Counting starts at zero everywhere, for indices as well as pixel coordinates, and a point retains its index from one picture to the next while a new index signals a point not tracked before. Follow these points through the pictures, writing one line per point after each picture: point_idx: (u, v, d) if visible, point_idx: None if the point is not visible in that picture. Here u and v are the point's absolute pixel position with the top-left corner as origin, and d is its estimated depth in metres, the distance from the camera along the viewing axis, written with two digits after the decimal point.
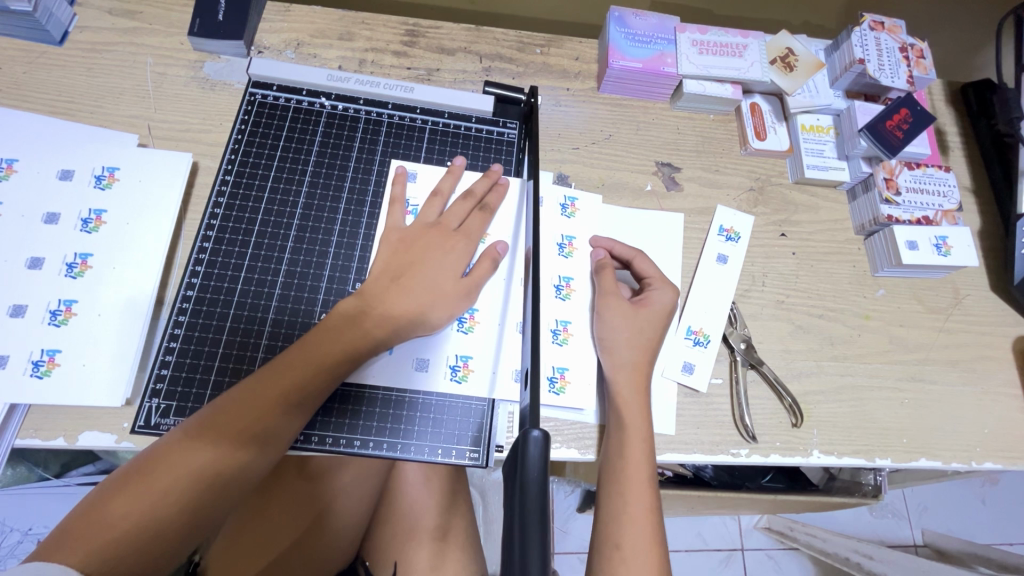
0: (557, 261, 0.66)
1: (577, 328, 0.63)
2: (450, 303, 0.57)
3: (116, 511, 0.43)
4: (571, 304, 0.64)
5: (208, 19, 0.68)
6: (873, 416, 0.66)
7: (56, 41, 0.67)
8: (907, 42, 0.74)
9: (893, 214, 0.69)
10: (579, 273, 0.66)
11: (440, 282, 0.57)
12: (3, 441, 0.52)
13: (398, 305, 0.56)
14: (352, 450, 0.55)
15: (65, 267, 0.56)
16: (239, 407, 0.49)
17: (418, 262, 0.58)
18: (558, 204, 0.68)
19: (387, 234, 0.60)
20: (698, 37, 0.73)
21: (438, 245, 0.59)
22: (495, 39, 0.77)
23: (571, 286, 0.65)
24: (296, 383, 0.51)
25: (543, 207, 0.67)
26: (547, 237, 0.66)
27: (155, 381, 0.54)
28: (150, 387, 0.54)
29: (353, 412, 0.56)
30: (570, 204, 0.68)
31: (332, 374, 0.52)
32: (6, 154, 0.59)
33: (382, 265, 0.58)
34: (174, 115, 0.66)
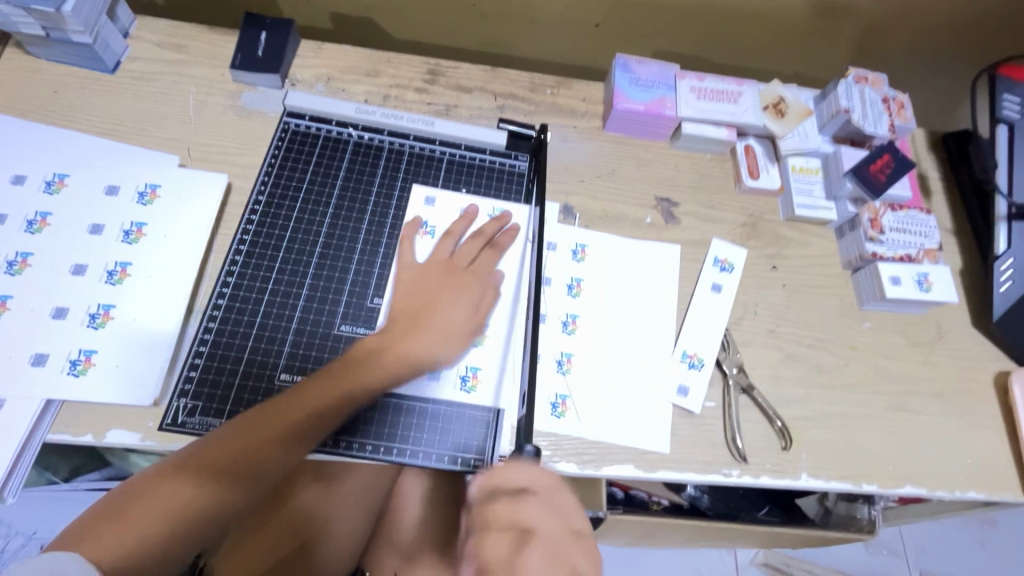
0: (564, 299, 0.70)
1: (581, 360, 0.67)
2: (464, 337, 0.62)
3: (137, 515, 0.48)
4: (577, 339, 0.68)
5: (248, 55, 0.75)
6: (859, 442, 0.68)
7: (109, 69, 0.74)
8: (888, 94, 0.81)
9: (877, 251, 0.74)
10: (586, 311, 0.70)
11: (452, 319, 0.62)
12: (35, 436, 0.55)
13: (416, 340, 0.60)
14: (364, 454, 0.58)
15: (106, 275, 0.60)
16: (249, 431, 0.53)
17: (433, 300, 0.63)
18: (570, 250, 0.73)
19: (403, 271, 0.64)
20: (696, 84, 0.80)
21: (452, 285, 0.64)
22: (509, 80, 0.83)
23: (576, 322, 0.69)
24: (304, 413, 0.55)
25: (555, 251, 0.72)
26: (557, 278, 0.71)
27: (184, 382, 0.58)
28: (178, 388, 0.57)
29: (364, 418, 0.60)
30: (581, 250, 0.73)
31: (336, 408, 0.56)
32: (58, 170, 0.64)
33: (400, 301, 0.62)
34: (212, 139, 0.72)
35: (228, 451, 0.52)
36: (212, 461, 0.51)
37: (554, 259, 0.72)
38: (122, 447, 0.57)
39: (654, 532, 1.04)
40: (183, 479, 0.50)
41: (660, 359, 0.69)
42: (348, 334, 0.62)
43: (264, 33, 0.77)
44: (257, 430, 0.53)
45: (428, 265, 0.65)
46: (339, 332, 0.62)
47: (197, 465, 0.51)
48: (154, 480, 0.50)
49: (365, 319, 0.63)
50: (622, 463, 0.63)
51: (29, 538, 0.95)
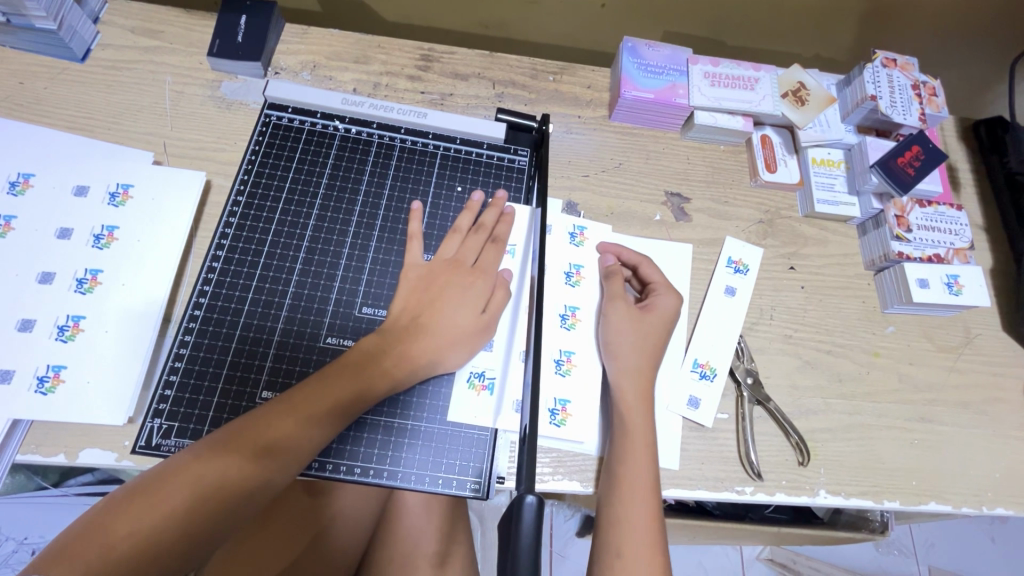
0: (562, 289, 0.65)
1: (582, 358, 0.63)
2: (469, 342, 0.57)
3: (160, 498, 0.45)
4: (576, 334, 0.64)
5: (227, 41, 0.70)
6: (881, 456, 0.64)
7: (78, 58, 0.69)
8: (919, 79, 0.74)
9: (904, 251, 0.69)
10: (585, 303, 0.65)
11: (458, 319, 0.57)
12: (2, 458, 0.52)
13: (419, 342, 0.56)
14: (351, 477, 0.55)
15: (75, 283, 0.56)
16: (275, 415, 0.50)
17: (440, 296, 0.58)
18: (567, 232, 0.68)
19: (408, 271, 0.60)
20: (710, 69, 0.74)
21: (457, 282, 0.59)
22: (508, 66, 0.78)
23: (576, 315, 0.64)
24: (337, 401, 0.52)
25: (550, 235, 0.68)
26: (554, 266, 0.66)
27: (158, 400, 0.54)
28: (153, 408, 0.54)
29: (352, 437, 0.56)
30: (579, 232, 0.68)
31: (364, 399, 0.53)
32: (23, 169, 0.60)
33: (404, 302, 0.58)
34: (190, 133, 0.67)
35: (259, 435, 0.49)
36: (240, 445, 0.48)
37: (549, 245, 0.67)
38: (96, 468, 0.54)
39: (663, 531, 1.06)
40: (205, 463, 0.47)
41: (668, 367, 0.65)
42: (335, 347, 0.58)
43: (244, 16, 0.71)
44: (286, 412, 0.50)
45: (433, 262, 0.60)
46: (325, 344, 0.58)
47: (226, 448, 0.48)
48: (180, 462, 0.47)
49: (353, 331, 0.58)
50: None
51: (22, 542, 0.93)
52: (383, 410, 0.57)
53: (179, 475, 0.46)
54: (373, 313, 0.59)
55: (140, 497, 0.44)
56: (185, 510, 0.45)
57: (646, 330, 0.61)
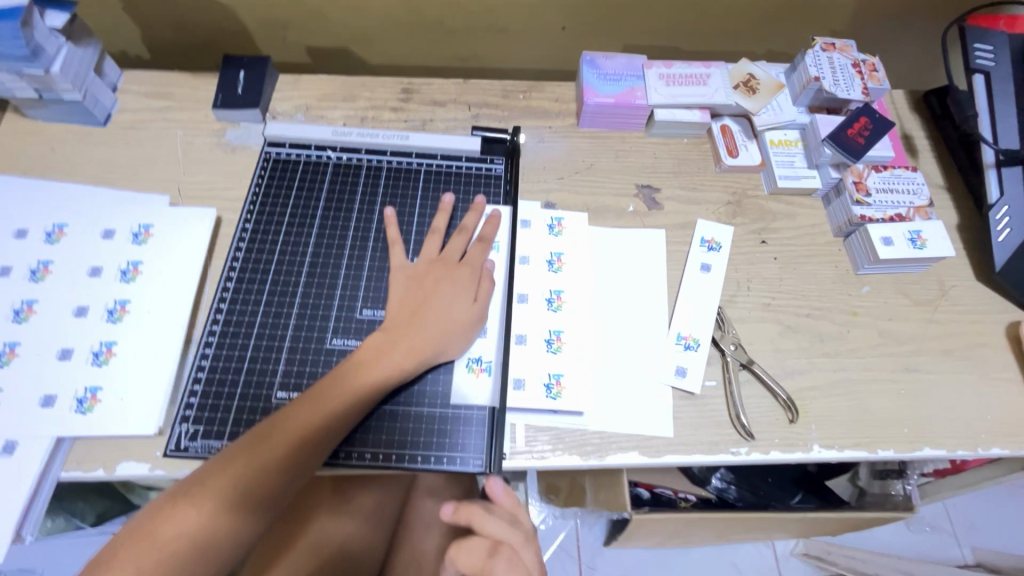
0: (547, 275, 0.70)
1: (570, 335, 0.67)
2: (463, 330, 0.62)
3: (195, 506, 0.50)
4: (564, 315, 0.68)
5: (229, 94, 0.78)
6: (870, 408, 0.67)
7: (100, 122, 0.78)
8: (858, 58, 0.81)
9: (865, 214, 0.73)
10: (569, 286, 0.70)
11: (451, 311, 0.63)
12: (49, 474, 0.57)
13: (417, 335, 0.61)
14: (363, 463, 0.59)
15: (106, 313, 0.63)
16: (276, 430, 0.54)
17: (432, 293, 0.63)
18: (547, 225, 0.74)
19: (399, 272, 0.66)
20: (664, 71, 0.81)
21: (446, 277, 0.65)
22: (481, 89, 0.85)
23: (562, 298, 0.69)
24: (334, 413, 0.56)
25: (531, 229, 0.73)
26: (536, 255, 0.71)
27: (184, 407, 0.59)
28: (180, 414, 0.59)
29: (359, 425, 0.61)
30: (557, 223, 0.74)
31: (362, 406, 0.57)
32: (57, 220, 0.68)
33: (400, 300, 0.63)
34: (201, 177, 0.75)
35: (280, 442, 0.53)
36: (248, 462, 0.52)
37: (531, 236, 0.73)
38: (131, 480, 0.58)
39: (687, 526, 1.08)
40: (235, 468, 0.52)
41: (654, 342, 0.68)
42: (340, 347, 0.63)
43: (242, 71, 0.80)
44: (287, 428, 0.54)
45: (423, 262, 0.66)
46: (331, 345, 0.63)
47: (236, 464, 0.52)
48: (197, 478, 0.52)
49: (355, 331, 0.64)
50: (626, 450, 0.63)
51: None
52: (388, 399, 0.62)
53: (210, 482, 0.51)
54: (372, 314, 0.65)
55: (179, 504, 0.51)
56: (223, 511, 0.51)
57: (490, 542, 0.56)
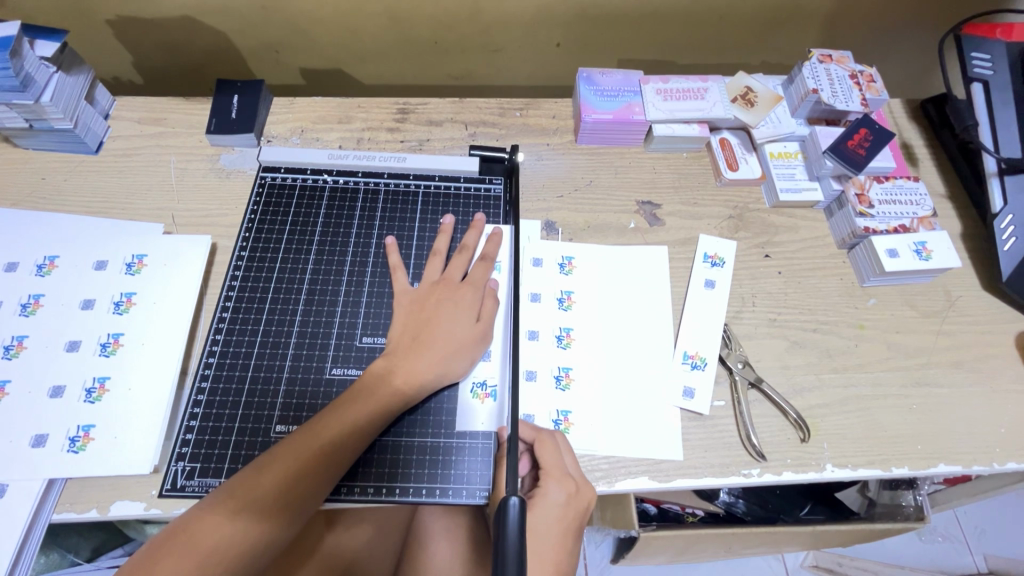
0: (556, 312, 0.69)
1: (580, 373, 0.66)
2: (468, 352, 0.61)
3: (194, 541, 0.48)
4: (573, 351, 0.67)
5: (222, 118, 0.78)
6: (883, 425, 0.65)
7: (92, 150, 0.77)
8: (856, 69, 0.81)
9: (870, 226, 0.73)
10: (580, 324, 0.69)
11: (455, 332, 0.61)
12: (40, 518, 0.55)
13: (420, 360, 0.59)
14: (365, 497, 0.57)
15: (99, 347, 0.61)
16: (274, 461, 0.52)
17: (434, 315, 0.62)
18: (557, 263, 0.72)
19: (400, 297, 0.64)
20: (661, 86, 0.81)
21: (448, 299, 0.64)
22: (477, 108, 0.85)
23: (571, 335, 0.68)
24: (336, 438, 0.54)
25: (542, 266, 0.72)
26: (546, 292, 0.70)
27: (181, 445, 0.58)
28: (176, 451, 0.57)
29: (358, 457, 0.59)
30: (568, 262, 0.72)
31: (367, 430, 0.56)
32: (48, 253, 0.66)
33: (403, 325, 0.62)
34: (195, 204, 0.74)
35: (281, 472, 0.52)
36: (249, 493, 0.51)
37: (540, 273, 0.71)
38: (127, 520, 0.56)
39: (697, 543, 1.06)
40: (235, 500, 0.50)
41: (659, 363, 0.67)
42: (340, 377, 0.61)
43: (236, 96, 0.79)
44: (285, 458, 0.52)
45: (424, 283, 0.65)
46: (331, 375, 0.61)
47: (239, 495, 0.50)
48: (196, 513, 0.50)
49: (356, 360, 0.62)
50: (635, 476, 0.61)
51: None
52: (392, 429, 0.61)
53: (209, 518, 0.49)
54: (373, 341, 0.64)
55: (178, 540, 0.48)
56: (223, 547, 0.49)
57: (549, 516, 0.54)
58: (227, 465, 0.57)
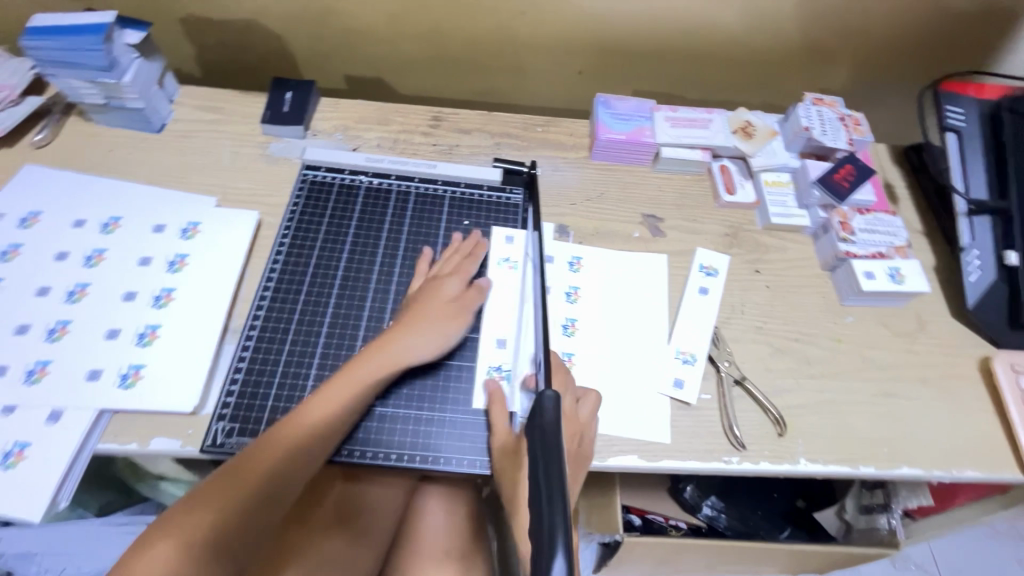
0: (563, 304, 0.76)
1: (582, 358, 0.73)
2: (452, 328, 0.68)
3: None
4: (577, 339, 0.74)
5: (276, 111, 0.87)
6: (853, 427, 0.72)
7: (156, 129, 0.85)
8: (844, 113, 0.90)
9: (850, 250, 0.81)
10: (583, 315, 0.76)
11: (430, 326, 0.67)
12: (86, 445, 0.60)
13: (388, 358, 0.64)
14: (389, 463, 0.63)
15: (153, 300, 0.68)
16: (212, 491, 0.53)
17: (416, 312, 0.67)
18: (566, 261, 0.80)
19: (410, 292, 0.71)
20: (670, 115, 0.90)
21: (428, 294, 0.69)
22: (503, 121, 0.94)
23: (576, 325, 0.75)
24: (272, 469, 0.55)
25: (553, 263, 0.79)
26: (556, 287, 0.77)
27: (222, 407, 0.63)
28: (217, 412, 0.63)
29: (376, 429, 0.64)
30: (576, 261, 0.80)
31: (302, 459, 0.57)
32: (113, 214, 0.74)
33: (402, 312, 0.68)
34: (245, 184, 0.82)
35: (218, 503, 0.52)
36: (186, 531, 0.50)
37: (552, 270, 0.79)
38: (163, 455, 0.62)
39: (678, 553, 1.09)
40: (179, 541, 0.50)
41: (651, 357, 0.74)
42: None
43: (289, 92, 0.88)
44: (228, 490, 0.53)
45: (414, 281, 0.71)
46: (360, 352, 0.68)
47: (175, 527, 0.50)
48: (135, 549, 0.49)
49: None
50: (624, 453, 0.67)
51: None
52: (413, 404, 0.66)
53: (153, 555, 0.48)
54: None
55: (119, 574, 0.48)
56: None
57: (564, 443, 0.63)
58: (263, 430, 0.62)
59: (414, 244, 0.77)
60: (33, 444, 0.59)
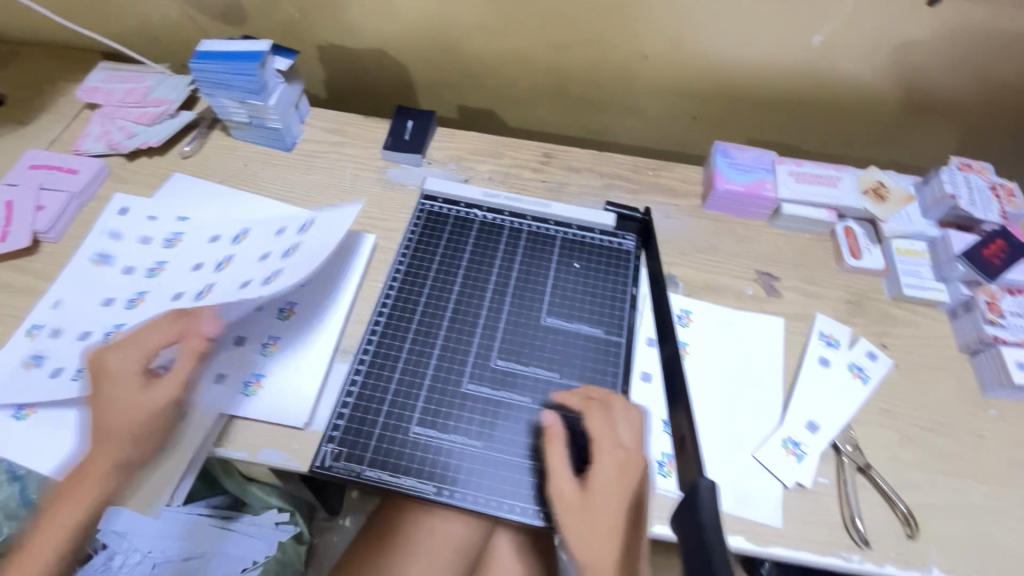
0: None
1: None
2: None
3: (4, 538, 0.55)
4: None
5: (397, 138, 0.90)
6: (998, 541, 0.63)
7: (286, 147, 0.90)
8: (996, 182, 0.83)
9: (999, 335, 0.73)
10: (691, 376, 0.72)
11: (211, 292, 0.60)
12: (204, 448, 0.63)
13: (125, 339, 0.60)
14: (490, 509, 0.60)
15: (275, 312, 0.72)
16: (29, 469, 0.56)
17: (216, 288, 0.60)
18: (675, 315, 0.76)
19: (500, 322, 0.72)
20: (794, 169, 0.85)
21: None
22: (614, 163, 0.93)
23: None
24: None
25: None
26: None
27: (332, 428, 0.64)
28: (327, 434, 0.64)
29: (474, 473, 0.62)
30: (685, 316, 0.77)
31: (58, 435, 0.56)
32: (246, 226, 0.79)
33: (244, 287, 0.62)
34: (363, 206, 0.85)
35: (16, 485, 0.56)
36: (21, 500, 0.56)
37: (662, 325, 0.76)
38: (270, 467, 0.63)
39: None
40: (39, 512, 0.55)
41: (763, 428, 0.69)
42: (474, 391, 0.67)
43: (410, 121, 0.92)
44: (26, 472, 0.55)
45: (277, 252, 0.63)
46: (466, 389, 0.67)
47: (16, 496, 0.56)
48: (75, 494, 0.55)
49: (490, 378, 0.68)
50: (733, 533, 0.62)
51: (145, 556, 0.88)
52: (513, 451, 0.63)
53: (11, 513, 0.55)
54: (507, 364, 0.69)
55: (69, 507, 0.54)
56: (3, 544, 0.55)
57: (611, 490, 0.56)
58: (370, 457, 0.62)
59: (524, 281, 0.76)
60: None
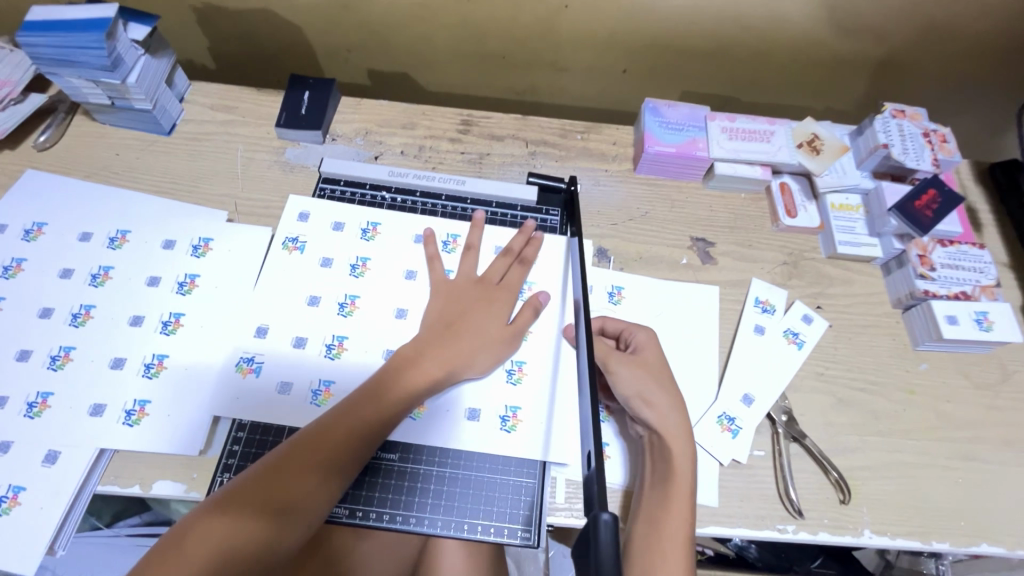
0: None
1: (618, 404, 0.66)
2: None
3: None
4: None
5: (292, 113, 0.79)
6: (927, 496, 0.64)
7: (164, 131, 0.78)
8: (929, 127, 0.79)
9: (929, 289, 0.71)
10: None
11: None
12: (85, 487, 0.56)
13: None
14: (406, 526, 0.58)
15: (161, 325, 0.63)
16: None
17: None
18: (605, 292, 0.72)
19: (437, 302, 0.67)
20: (727, 125, 0.80)
21: None
22: (539, 127, 0.85)
23: None
24: None
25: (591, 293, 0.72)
26: None
27: (228, 455, 0.58)
28: (222, 462, 0.58)
29: (395, 487, 0.59)
30: (616, 292, 0.72)
31: None
32: (121, 227, 0.69)
33: None
34: (258, 194, 0.75)
35: None
36: None
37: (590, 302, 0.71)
38: (165, 500, 0.57)
39: None
40: None
41: (697, 405, 0.67)
42: None
43: (306, 92, 0.81)
44: None
45: None
46: None
47: None
48: None
49: None
50: None
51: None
52: (433, 459, 0.61)
53: None
54: None
55: None
56: None
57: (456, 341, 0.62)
58: None
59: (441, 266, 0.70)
60: (28, 488, 0.54)
